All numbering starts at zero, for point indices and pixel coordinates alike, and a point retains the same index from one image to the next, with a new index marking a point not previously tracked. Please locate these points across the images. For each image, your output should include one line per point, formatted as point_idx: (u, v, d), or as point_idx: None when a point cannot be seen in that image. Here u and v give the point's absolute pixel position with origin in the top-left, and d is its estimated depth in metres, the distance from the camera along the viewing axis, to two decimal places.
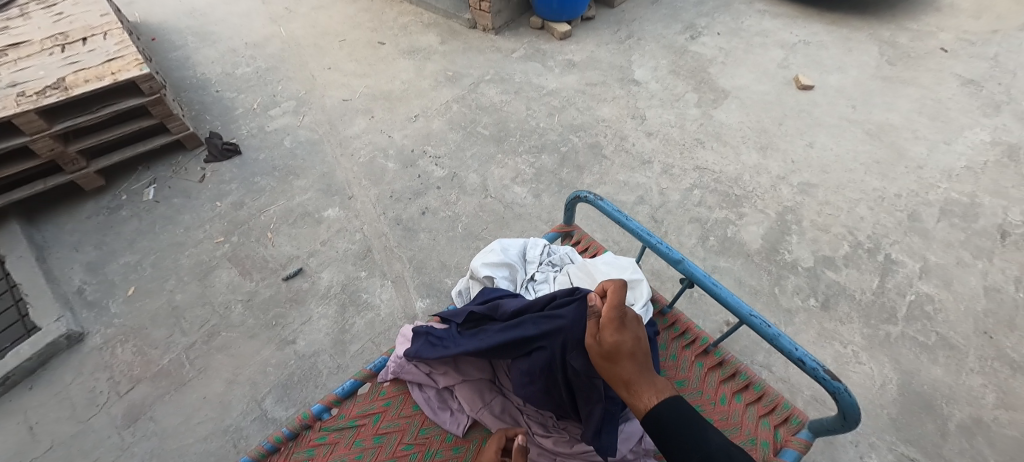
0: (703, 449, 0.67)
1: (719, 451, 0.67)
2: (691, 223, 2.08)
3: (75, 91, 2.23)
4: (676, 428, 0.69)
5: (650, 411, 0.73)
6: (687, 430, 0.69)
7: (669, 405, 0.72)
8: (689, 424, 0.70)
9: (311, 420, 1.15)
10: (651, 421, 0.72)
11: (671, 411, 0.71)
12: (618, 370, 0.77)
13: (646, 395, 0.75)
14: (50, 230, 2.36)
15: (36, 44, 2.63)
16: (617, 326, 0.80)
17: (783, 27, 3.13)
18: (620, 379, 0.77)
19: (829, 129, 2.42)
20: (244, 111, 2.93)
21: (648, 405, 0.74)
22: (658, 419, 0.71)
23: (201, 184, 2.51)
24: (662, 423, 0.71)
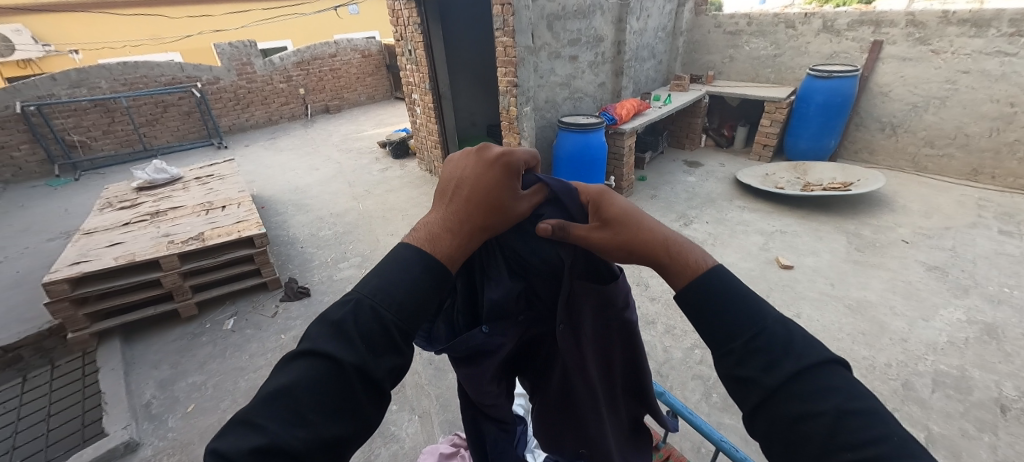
0: (758, 321, 0.58)
1: (779, 324, 0.58)
2: (694, 379, 2.29)
3: (209, 242, 3.02)
4: (724, 302, 0.60)
5: (697, 280, 0.62)
6: (740, 307, 0.60)
7: (728, 285, 0.61)
8: (736, 299, 0.60)
9: None
10: (691, 298, 0.62)
11: (729, 291, 0.61)
12: (636, 234, 0.67)
13: (693, 256, 0.64)
14: (140, 348, 2.80)
15: (189, 209, 3.60)
16: (604, 204, 0.73)
17: (761, 219, 3.83)
18: (638, 248, 0.66)
19: (812, 302, 2.77)
20: (320, 263, 3.63)
21: (698, 265, 0.63)
22: (703, 298, 0.61)
23: (272, 318, 2.99)
24: (713, 287, 0.61)
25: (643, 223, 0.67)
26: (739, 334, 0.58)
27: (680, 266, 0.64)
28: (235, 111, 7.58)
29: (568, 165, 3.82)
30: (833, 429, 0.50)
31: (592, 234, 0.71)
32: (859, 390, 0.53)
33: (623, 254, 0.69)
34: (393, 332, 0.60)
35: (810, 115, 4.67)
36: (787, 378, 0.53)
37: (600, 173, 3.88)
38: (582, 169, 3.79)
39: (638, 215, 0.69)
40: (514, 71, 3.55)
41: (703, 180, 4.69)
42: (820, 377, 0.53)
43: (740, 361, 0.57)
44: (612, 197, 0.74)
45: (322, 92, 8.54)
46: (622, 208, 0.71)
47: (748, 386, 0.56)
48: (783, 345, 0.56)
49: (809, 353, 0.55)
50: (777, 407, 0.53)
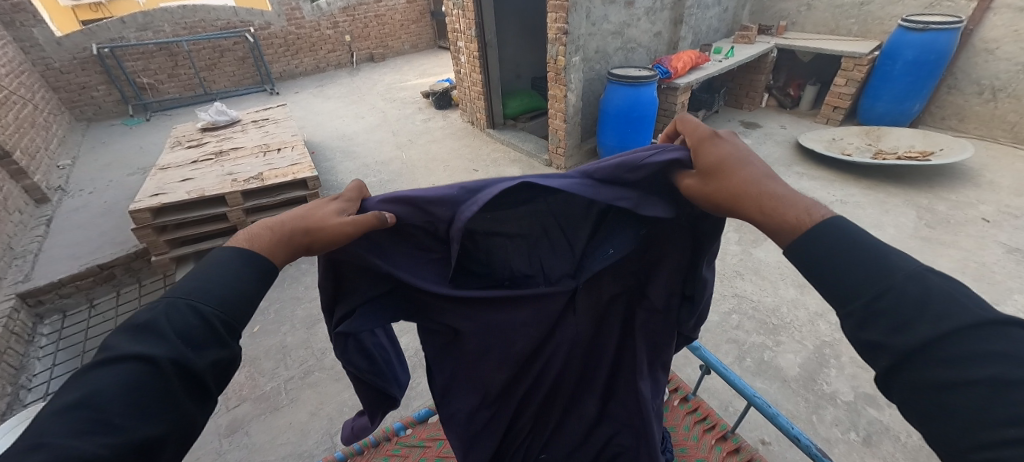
0: (884, 281, 0.60)
1: (911, 280, 0.59)
2: (728, 343, 2.28)
3: (268, 182, 3.23)
4: (836, 261, 0.64)
5: (796, 232, 0.67)
6: (863, 268, 0.62)
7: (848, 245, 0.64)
8: (854, 256, 0.63)
9: (392, 433, 1.64)
10: (800, 258, 0.67)
11: (853, 250, 0.64)
12: (734, 186, 0.72)
13: (791, 212, 0.68)
14: None
15: (248, 150, 3.82)
16: (706, 147, 0.79)
17: (822, 188, 3.58)
18: (736, 198, 0.71)
19: None
20: None
21: (796, 222, 0.68)
22: (808, 256, 0.66)
23: None
24: (820, 240, 0.65)
25: (737, 175, 0.72)
26: (860, 294, 0.61)
27: (778, 222, 0.69)
28: (285, 58, 7.74)
29: (615, 121, 3.68)
30: (981, 398, 0.51)
31: (691, 183, 0.79)
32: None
33: (716, 207, 0.76)
34: (214, 324, 0.66)
35: (894, 74, 4.16)
36: (917, 341, 0.56)
37: (648, 130, 3.73)
38: (629, 126, 3.65)
39: (735, 165, 0.74)
40: (566, 17, 3.36)
41: (759, 143, 4.39)
42: (964, 339, 0.54)
43: (864, 327, 0.61)
44: (719, 142, 0.78)
45: (367, 39, 8.50)
46: (728, 154, 0.76)
47: (877, 350, 0.60)
48: (917, 303, 0.57)
49: (954, 313, 0.55)
50: (911, 373, 0.57)
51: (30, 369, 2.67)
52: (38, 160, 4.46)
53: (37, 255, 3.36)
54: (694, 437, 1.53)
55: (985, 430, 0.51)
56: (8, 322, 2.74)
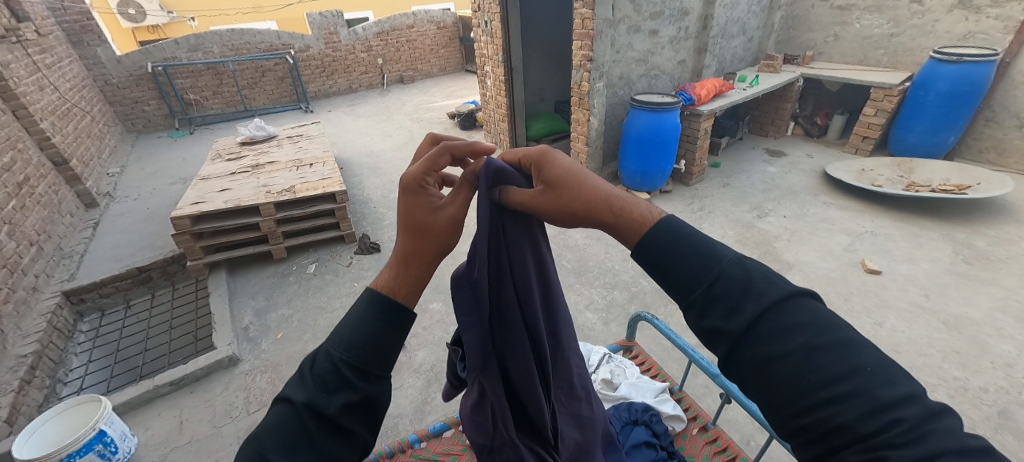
0: (716, 270, 0.64)
1: (734, 263, 0.65)
2: None
3: (300, 195, 3.37)
4: (678, 252, 0.67)
5: (646, 236, 0.70)
6: (697, 258, 0.66)
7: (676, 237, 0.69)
8: (689, 246, 0.67)
9: (406, 445, 1.65)
10: (647, 253, 0.70)
11: (681, 240, 0.68)
12: (580, 195, 0.77)
13: (637, 211, 0.73)
14: (240, 280, 3.25)
15: (283, 164, 4.01)
16: (541, 170, 0.81)
17: (850, 218, 3.49)
18: (590, 207, 0.76)
19: (897, 311, 2.54)
20: (390, 222, 3.90)
21: (643, 219, 0.72)
22: (655, 253, 0.69)
23: (347, 268, 3.31)
24: (661, 237, 0.69)
25: (584, 185, 0.77)
26: (699, 286, 0.65)
27: (629, 229, 0.73)
28: (321, 78, 8.15)
29: (638, 145, 3.71)
30: (798, 363, 0.56)
31: (540, 199, 0.80)
32: (820, 322, 0.59)
33: (570, 215, 0.79)
34: (343, 372, 0.69)
35: (927, 105, 4.07)
36: (748, 323, 0.60)
37: (670, 155, 3.74)
38: (651, 150, 3.67)
39: (577, 178, 0.78)
40: (591, 44, 3.46)
41: (785, 172, 4.34)
42: (780, 314, 0.59)
43: (704, 314, 0.64)
44: (553, 156, 0.81)
45: (398, 62, 8.91)
46: (563, 171, 0.80)
47: (717, 336, 0.63)
48: (743, 286, 0.62)
49: (766, 292, 0.61)
50: (748, 350, 0.60)
51: (68, 363, 2.80)
52: (91, 168, 4.79)
53: (83, 256, 3.58)
54: None
55: (805, 391, 0.56)
56: (53, 317, 2.91)
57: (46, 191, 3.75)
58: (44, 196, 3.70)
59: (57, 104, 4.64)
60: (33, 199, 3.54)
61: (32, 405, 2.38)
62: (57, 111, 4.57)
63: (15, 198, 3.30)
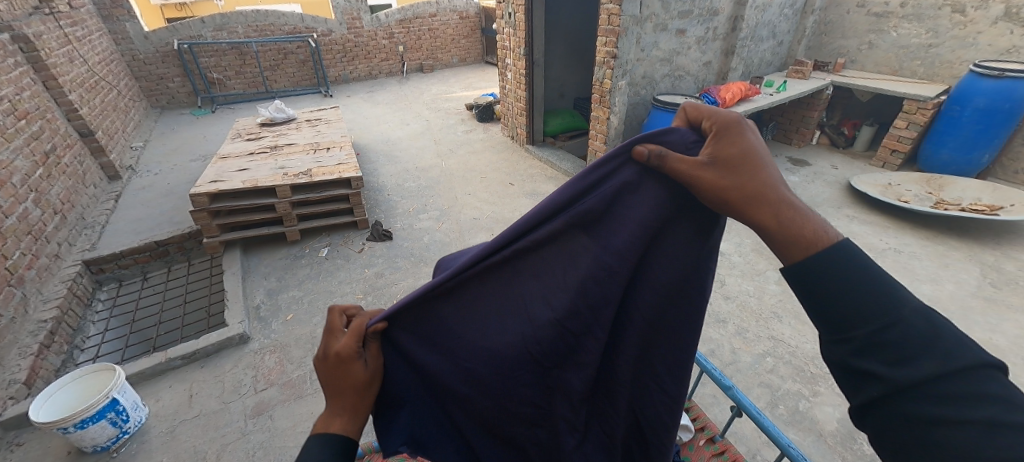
0: (897, 314, 0.63)
1: (918, 314, 0.63)
2: (760, 387, 2.17)
3: (316, 178, 3.39)
4: (858, 285, 0.66)
5: (819, 259, 0.68)
6: (877, 298, 0.65)
7: (852, 268, 0.66)
8: (864, 288, 0.65)
9: None
10: (806, 272, 0.69)
11: (859, 276, 0.66)
12: (749, 186, 0.70)
13: (808, 226, 0.70)
14: (254, 260, 3.30)
15: (301, 147, 4.04)
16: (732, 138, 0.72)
17: (873, 234, 3.39)
18: (755, 198, 0.69)
19: None
20: (403, 211, 3.91)
21: (811, 238, 0.69)
22: (817, 280, 0.68)
23: (358, 254, 3.33)
24: (833, 263, 0.67)
25: (755, 175, 0.70)
26: (868, 324, 0.64)
27: (798, 246, 0.69)
28: (341, 64, 8.19)
29: None
30: (971, 430, 0.56)
31: (704, 173, 0.72)
32: (1009, 394, 0.58)
33: (721, 202, 0.72)
34: None
35: (963, 121, 3.92)
36: (921, 377, 0.60)
37: None
38: None
39: (752, 163, 0.71)
40: (616, 41, 3.39)
41: (807, 182, 4.22)
42: (963, 379, 0.59)
43: (863, 353, 0.64)
44: (741, 132, 0.72)
45: (418, 51, 8.88)
46: (740, 150, 0.71)
47: (876, 378, 0.63)
48: (924, 339, 0.62)
49: (955, 354, 0.60)
50: (901, 402, 0.62)
51: (85, 330, 2.88)
52: (115, 141, 4.89)
53: (104, 227, 3.66)
54: None
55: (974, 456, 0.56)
56: (72, 285, 2.98)
57: (71, 162, 3.84)
58: (70, 166, 3.79)
59: (85, 77, 4.74)
60: (59, 169, 3.62)
61: (49, 369, 2.45)
62: (85, 83, 4.66)
63: (42, 167, 3.38)
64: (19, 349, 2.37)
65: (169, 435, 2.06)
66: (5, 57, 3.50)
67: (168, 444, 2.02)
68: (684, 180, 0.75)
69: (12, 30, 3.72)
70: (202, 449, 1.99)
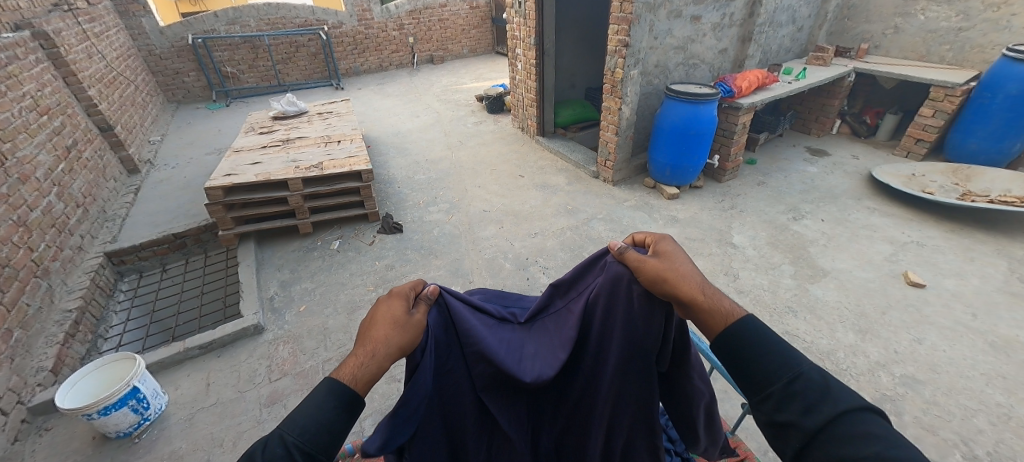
0: (795, 370, 0.82)
1: (812, 371, 0.82)
2: None
3: (327, 171, 3.42)
4: (762, 350, 0.85)
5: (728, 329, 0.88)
6: (777, 359, 0.84)
7: (763, 341, 0.86)
8: (765, 348, 0.86)
9: None
10: (727, 344, 0.88)
11: (767, 346, 0.85)
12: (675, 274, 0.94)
13: (721, 305, 0.91)
14: (268, 252, 3.35)
15: (312, 140, 4.07)
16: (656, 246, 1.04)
17: (894, 227, 3.29)
18: (678, 281, 0.93)
19: (940, 330, 2.39)
20: (413, 203, 3.92)
21: (724, 312, 0.90)
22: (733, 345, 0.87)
23: (369, 246, 3.36)
24: (737, 333, 0.87)
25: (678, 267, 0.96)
26: (779, 380, 0.82)
27: (710, 319, 0.90)
28: (352, 56, 8.19)
29: (670, 138, 3.57)
30: None
31: (645, 261, 0.99)
32: (888, 435, 0.72)
33: (654, 286, 0.97)
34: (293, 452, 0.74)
35: (992, 108, 3.75)
36: (819, 422, 0.76)
37: (703, 150, 3.59)
38: (684, 143, 3.53)
39: (674, 263, 0.97)
40: (628, 29, 3.31)
41: (826, 173, 4.10)
42: (851, 420, 0.75)
43: (781, 405, 0.81)
44: (667, 248, 1.02)
45: (429, 42, 8.84)
46: (668, 249, 1.02)
47: (794, 428, 0.79)
48: (819, 391, 0.79)
49: (839, 400, 0.77)
50: (823, 446, 0.75)
51: (108, 320, 2.97)
52: (134, 135, 4.99)
53: (124, 220, 3.76)
54: None
55: None
56: (96, 276, 3.08)
57: (92, 156, 3.93)
58: (90, 160, 3.89)
59: (104, 72, 4.84)
60: (81, 163, 3.72)
61: (75, 357, 2.54)
62: (103, 78, 4.76)
63: (64, 161, 3.48)
64: (46, 338, 2.46)
65: (186, 422, 2.12)
66: (27, 54, 3.58)
67: (186, 431, 2.08)
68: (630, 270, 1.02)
69: (33, 27, 3.81)
70: (218, 437, 2.04)
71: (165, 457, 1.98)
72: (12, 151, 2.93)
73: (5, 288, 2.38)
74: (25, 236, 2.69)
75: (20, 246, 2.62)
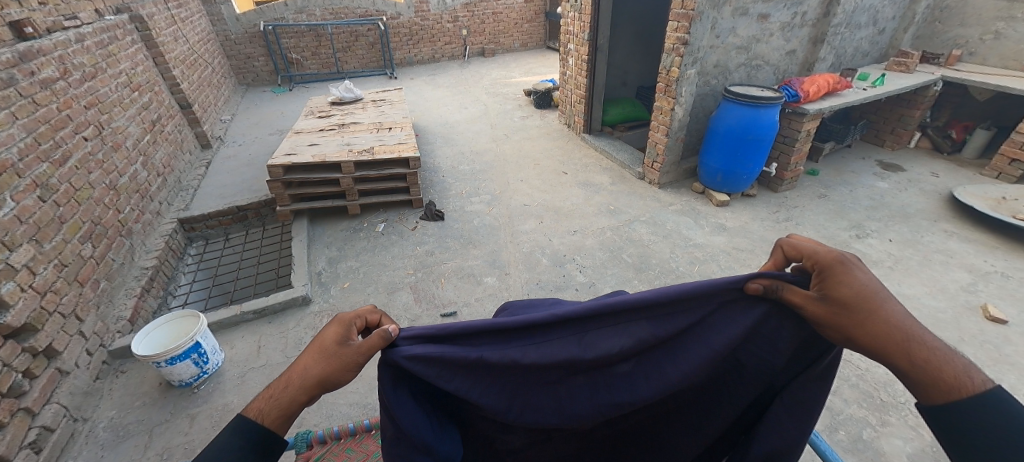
0: None
1: None
2: (818, 408, 2.01)
3: (377, 156, 3.56)
4: (996, 428, 0.70)
5: (956, 402, 0.73)
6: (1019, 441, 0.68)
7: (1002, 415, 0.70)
8: (1002, 425, 0.70)
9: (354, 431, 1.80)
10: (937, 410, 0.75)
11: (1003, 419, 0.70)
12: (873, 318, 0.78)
13: (948, 369, 0.75)
14: (319, 230, 3.54)
15: (365, 126, 4.24)
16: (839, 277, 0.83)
17: (976, 254, 2.97)
18: (883, 336, 0.77)
19: (1023, 372, 2.15)
20: (455, 193, 4.00)
21: (953, 380, 0.74)
22: (954, 417, 0.73)
23: (411, 231, 3.47)
24: (973, 403, 0.72)
25: (878, 312, 0.78)
26: None
27: (938, 388, 0.75)
28: (407, 47, 8.43)
29: (724, 142, 3.41)
30: None
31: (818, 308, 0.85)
32: None
33: (842, 336, 0.83)
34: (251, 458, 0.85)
35: None
36: None
37: (760, 156, 3.41)
38: (740, 149, 3.36)
39: (873, 300, 0.79)
40: (688, 26, 3.18)
41: (899, 190, 3.77)
42: None
43: None
44: (852, 270, 0.83)
45: (481, 35, 8.94)
46: (853, 289, 0.81)
47: None
48: None
49: None
50: None
51: (177, 279, 3.27)
52: (208, 113, 5.42)
53: (196, 190, 4.11)
54: None
55: None
56: (169, 239, 3.39)
57: (172, 130, 4.32)
58: (171, 134, 4.27)
59: (186, 54, 5.28)
60: (163, 136, 4.09)
61: (148, 310, 2.81)
62: (186, 60, 5.19)
63: (149, 134, 3.84)
64: (126, 291, 2.74)
65: (239, 379, 2.31)
66: (124, 35, 3.97)
67: (238, 387, 2.26)
68: (803, 314, 0.89)
69: (131, 11, 4.22)
70: None
71: (219, 408, 2.16)
72: (108, 122, 3.27)
73: (96, 244, 2.67)
74: (114, 199, 3.01)
75: (110, 207, 2.93)
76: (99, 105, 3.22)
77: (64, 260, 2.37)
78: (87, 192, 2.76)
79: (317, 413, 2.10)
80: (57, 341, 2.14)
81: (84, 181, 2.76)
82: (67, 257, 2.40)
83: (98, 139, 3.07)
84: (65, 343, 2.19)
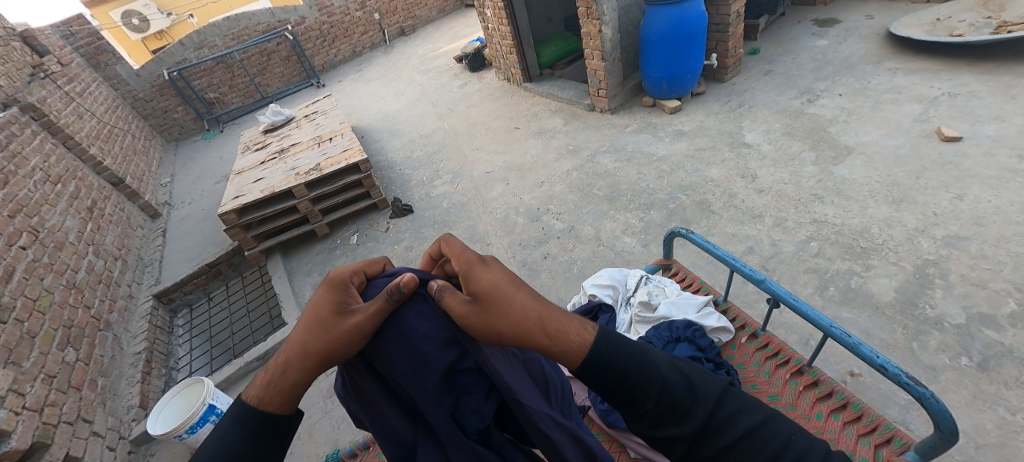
0: (661, 377, 0.72)
1: (671, 368, 0.73)
2: (806, 273, 2.09)
3: (326, 171, 3.46)
4: (630, 372, 0.72)
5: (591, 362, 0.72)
6: (643, 374, 0.72)
7: (624, 367, 0.72)
8: (636, 366, 0.72)
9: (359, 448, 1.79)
10: (593, 376, 0.72)
11: (627, 373, 0.72)
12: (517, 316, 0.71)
13: (573, 331, 0.72)
14: (295, 260, 3.47)
15: (306, 143, 4.09)
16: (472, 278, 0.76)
17: (921, 82, 3.02)
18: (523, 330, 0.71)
19: (983, 181, 2.25)
20: (416, 182, 3.92)
21: (582, 344, 0.72)
22: (604, 381, 0.72)
23: (385, 232, 3.42)
24: (602, 358, 0.72)
25: (516, 305, 0.71)
26: (653, 393, 0.71)
27: (570, 358, 0.72)
28: (324, 49, 7.99)
29: (660, 48, 3.34)
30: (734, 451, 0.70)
31: (469, 312, 0.73)
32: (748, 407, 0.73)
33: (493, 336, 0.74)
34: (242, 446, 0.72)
35: None
36: (697, 423, 0.70)
37: (698, 51, 3.36)
38: (676, 50, 3.30)
39: (507, 297, 0.72)
40: None
41: (838, 42, 3.76)
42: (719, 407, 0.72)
43: (658, 420, 0.71)
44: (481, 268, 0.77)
45: (395, 14, 8.48)
46: (489, 282, 0.74)
47: (671, 440, 0.72)
48: (688, 391, 0.72)
49: (707, 391, 0.72)
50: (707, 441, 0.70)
51: (175, 353, 3.23)
52: (145, 182, 5.17)
53: (161, 262, 3.98)
54: (765, 374, 1.44)
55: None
56: (152, 318, 3.32)
57: (113, 211, 4.12)
58: (113, 214, 4.08)
59: (98, 128, 4.95)
60: (106, 219, 3.90)
61: (156, 390, 2.80)
62: (99, 134, 4.87)
63: (90, 221, 3.66)
64: (127, 380, 2.72)
65: None
66: (22, 129, 3.70)
67: None
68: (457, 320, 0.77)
69: (19, 102, 3.92)
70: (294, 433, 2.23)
71: None
72: (41, 223, 3.10)
73: (77, 346, 2.61)
74: (79, 296, 2.91)
75: (78, 306, 2.84)
76: (24, 209, 3.04)
77: (50, 372, 2.32)
78: (47, 299, 2.66)
79: (350, 431, 2.15)
80: (73, 448, 2.13)
81: (39, 289, 2.66)
82: (53, 368, 2.35)
83: (37, 244, 2.92)
84: (83, 448, 2.18)
